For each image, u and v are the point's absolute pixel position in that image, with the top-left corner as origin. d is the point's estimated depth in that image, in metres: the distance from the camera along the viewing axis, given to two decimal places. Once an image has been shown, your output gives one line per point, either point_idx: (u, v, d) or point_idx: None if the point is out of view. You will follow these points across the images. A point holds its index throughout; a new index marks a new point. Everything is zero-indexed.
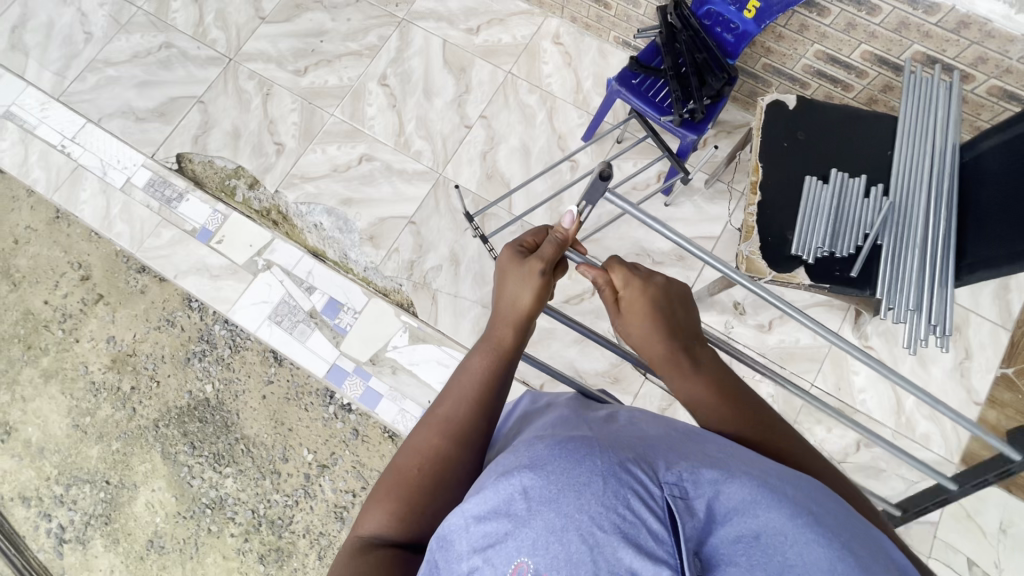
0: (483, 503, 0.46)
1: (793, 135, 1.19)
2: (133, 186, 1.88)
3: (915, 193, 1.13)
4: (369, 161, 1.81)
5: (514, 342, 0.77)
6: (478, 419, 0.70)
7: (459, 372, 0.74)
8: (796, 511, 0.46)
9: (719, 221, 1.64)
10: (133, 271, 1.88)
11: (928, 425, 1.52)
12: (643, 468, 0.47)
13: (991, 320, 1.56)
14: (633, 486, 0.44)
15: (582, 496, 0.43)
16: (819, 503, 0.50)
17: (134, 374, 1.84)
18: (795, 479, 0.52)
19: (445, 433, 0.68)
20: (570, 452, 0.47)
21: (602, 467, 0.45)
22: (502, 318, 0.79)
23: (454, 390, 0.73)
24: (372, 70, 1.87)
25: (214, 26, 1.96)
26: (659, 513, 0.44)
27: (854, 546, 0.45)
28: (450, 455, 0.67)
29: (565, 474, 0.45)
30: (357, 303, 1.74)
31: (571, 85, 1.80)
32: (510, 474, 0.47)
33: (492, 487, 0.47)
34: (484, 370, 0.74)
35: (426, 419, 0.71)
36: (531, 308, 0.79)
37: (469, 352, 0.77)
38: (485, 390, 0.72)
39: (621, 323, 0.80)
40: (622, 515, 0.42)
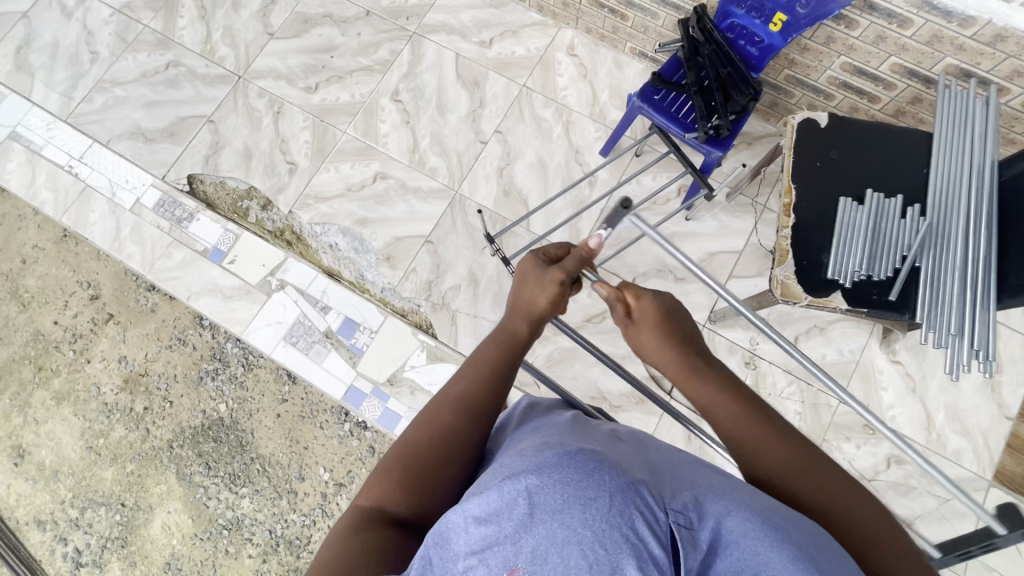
0: (486, 504, 0.47)
1: (826, 155, 1.16)
2: (143, 207, 1.86)
3: (953, 213, 1.10)
4: (383, 179, 1.78)
5: (526, 335, 0.79)
6: (486, 398, 0.71)
7: (471, 357, 0.77)
8: (800, 554, 0.45)
9: (742, 235, 1.61)
10: (144, 291, 1.86)
11: (959, 440, 1.49)
12: (651, 492, 0.47)
13: (1021, 332, 1.53)
14: (639, 508, 0.44)
15: (586, 510, 0.43)
16: (822, 546, 0.48)
17: (147, 395, 1.82)
18: (808, 526, 0.50)
19: (454, 410, 0.70)
20: (578, 464, 0.47)
21: (611, 485, 0.45)
22: (517, 311, 0.81)
23: (464, 372, 0.75)
24: (384, 85, 1.84)
25: (222, 43, 1.93)
26: (661, 540, 0.43)
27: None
28: (456, 431, 0.68)
29: (570, 485, 0.45)
30: (373, 322, 1.72)
31: (587, 98, 1.77)
32: (516, 478, 0.47)
33: (497, 489, 0.47)
34: (493, 357, 0.76)
35: (437, 396, 0.73)
36: (546, 311, 0.80)
37: (483, 340, 0.79)
38: (493, 373, 0.74)
39: (636, 337, 0.77)
40: (622, 533, 0.41)
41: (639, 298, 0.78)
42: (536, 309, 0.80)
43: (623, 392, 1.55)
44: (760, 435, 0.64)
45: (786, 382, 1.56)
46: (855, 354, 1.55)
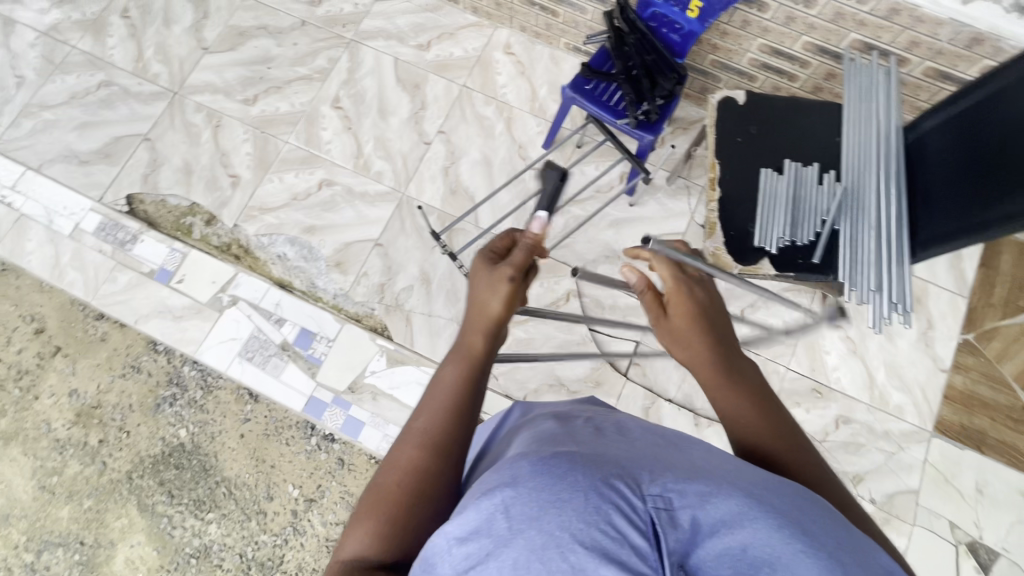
0: (465, 524, 0.44)
1: (746, 129, 1.22)
2: (83, 232, 1.80)
3: (865, 177, 1.16)
4: (329, 186, 1.78)
5: (487, 349, 0.75)
6: (454, 429, 0.66)
7: (433, 384, 0.71)
8: (785, 522, 0.43)
9: (684, 217, 1.66)
10: (93, 319, 1.79)
11: (901, 397, 1.57)
12: (627, 483, 0.45)
13: (948, 289, 1.62)
14: (615, 502, 0.43)
15: (563, 513, 0.41)
16: (811, 510, 0.47)
17: (101, 427, 1.75)
18: (795, 491, 0.49)
19: (423, 446, 0.64)
20: (553, 469, 0.45)
21: (584, 483, 0.44)
22: (471, 326, 0.76)
23: (429, 404, 0.68)
24: (324, 93, 1.84)
25: (155, 60, 1.90)
26: (642, 528, 0.42)
27: (840, 553, 0.43)
28: (429, 467, 0.62)
29: (546, 489, 0.43)
30: (330, 330, 1.70)
31: (527, 94, 1.80)
32: (491, 492, 0.45)
33: (473, 506, 0.45)
34: (459, 381, 0.70)
35: (402, 434, 0.67)
36: (502, 313, 0.77)
37: (441, 363, 0.73)
38: (463, 395, 0.69)
39: (665, 327, 0.76)
40: (602, 530, 0.40)
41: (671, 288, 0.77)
42: (490, 315, 0.77)
43: (581, 377, 1.58)
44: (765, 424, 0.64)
45: None
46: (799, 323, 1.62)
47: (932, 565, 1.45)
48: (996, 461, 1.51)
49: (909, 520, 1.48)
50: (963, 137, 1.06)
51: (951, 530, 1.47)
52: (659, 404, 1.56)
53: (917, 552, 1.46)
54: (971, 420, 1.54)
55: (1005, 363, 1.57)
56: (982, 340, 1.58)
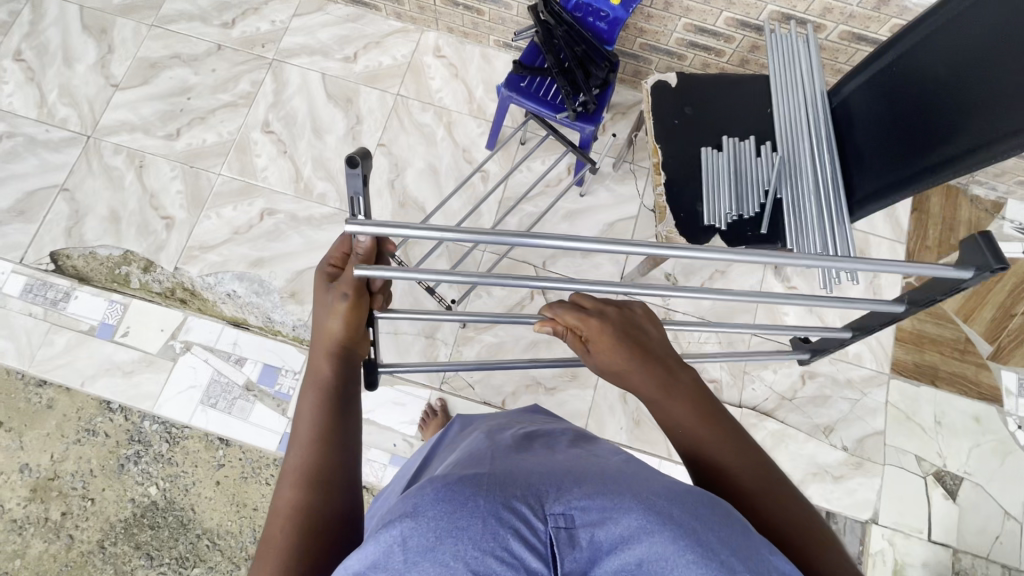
0: (364, 557, 0.43)
1: (682, 111, 1.25)
2: (7, 297, 1.67)
3: (799, 142, 1.19)
4: (271, 215, 1.70)
5: (344, 370, 0.70)
6: (330, 459, 0.64)
7: (295, 421, 0.67)
8: (681, 533, 0.43)
9: (633, 201, 1.68)
10: (32, 387, 1.66)
11: (858, 345, 1.64)
12: (530, 504, 0.46)
13: (887, 237, 1.71)
14: (514, 527, 0.43)
15: (458, 542, 0.41)
16: (709, 509, 0.48)
17: (62, 499, 1.62)
18: (696, 491, 0.49)
19: (301, 483, 0.62)
20: (455, 496, 0.45)
21: (483, 508, 0.44)
22: (317, 351, 0.71)
23: (299, 438, 0.65)
24: (252, 118, 1.76)
25: (61, 103, 1.77)
26: (540, 551, 0.43)
27: (733, 560, 0.43)
28: (312, 502, 0.61)
29: (444, 518, 0.43)
30: (294, 363, 1.64)
31: (464, 96, 1.78)
32: (391, 523, 0.44)
33: (373, 539, 0.44)
34: (321, 413, 0.67)
35: (280, 475, 0.64)
36: (347, 333, 0.69)
37: (298, 397, 0.69)
38: (331, 422, 0.66)
39: (596, 361, 0.70)
40: (496, 557, 0.41)
41: (584, 322, 0.69)
42: (332, 337, 0.69)
43: (556, 372, 1.58)
44: (708, 436, 0.65)
45: (702, 328, 1.64)
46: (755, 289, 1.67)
47: (905, 498, 1.53)
48: (949, 392, 1.61)
49: (880, 460, 1.56)
50: (884, 97, 1.10)
51: (919, 464, 1.56)
52: None
53: (892, 489, 1.54)
54: (922, 357, 1.63)
55: (946, 299, 1.67)
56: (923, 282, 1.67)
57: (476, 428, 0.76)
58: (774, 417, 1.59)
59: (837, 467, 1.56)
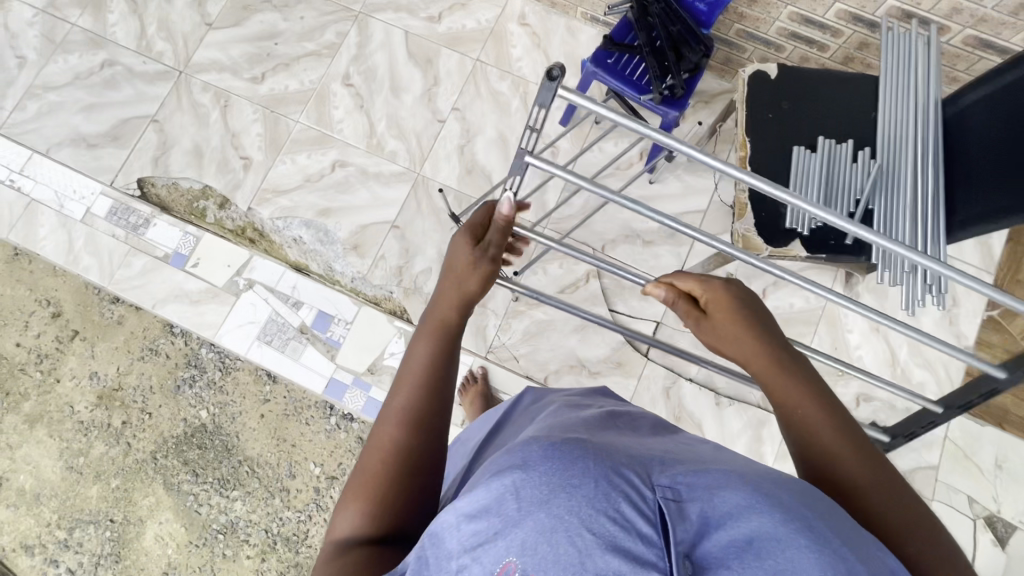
0: (475, 501, 0.46)
1: (778, 106, 1.19)
2: (94, 217, 1.78)
3: (902, 153, 1.12)
4: (342, 167, 1.74)
5: (458, 325, 0.74)
6: (432, 407, 0.67)
7: (405, 363, 0.71)
8: (790, 516, 0.43)
9: (705, 194, 1.63)
10: (108, 303, 1.78)
11: (923, 374, 1.56)
12: (636, 474, 0.47)
13: (974, 265, 1.60)
14: (625, 491, 0.44)
15: (572, 498, 0.43)
16: (815, 502, 0.47)
17: (124, 409, 1.75)
18: (803, 486, 0.49)
19: (403, 425, 0.66)
20: (566, 455, 0.47)
21: (595, 470, 0.45)
22: (441, 300, 0.74)
23: (403, 383, 0.69)
24: (334, 70, 1.79)
25: (157, 37, 1.84)
26: (650, 517, 0.43)
27: (846, 552, 0.42)
28: (411, 445, 0.65)
29: (557, 474, 0.45)
30: (348, 313, 1.70)
31: (543, 68, 1.75)
32: (501, 474, 0.47)
33: (484, 485, 0.47)
34: (430, 360, 0.70)
35: (382, 414, 0.68)
36: (474, 293, 0.74)
37: (412, 341, 0.73)
38: (437, 374, 0.69)
39: (709, 327, 0.70)
40: (610, 517, 0.41)
41: (707, 286, 0.70)
42: (462, 294, 0.74)
43: (601, 357, 1.57)
44: (834, 429, 0.60)
45: None
46: (820, 301, 1.60)
47: None
48: (1017, 437, 1.52)
49: (928, 495, 1.50)
50: (1006, 115, 1.01)
51: (970, 505, 1.49)
52: (679, 384, 1.56)
53: None
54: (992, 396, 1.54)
55: None
56: (1007, 317, 1.56)
57: (550, 402, 0.77)
58: None
59: None
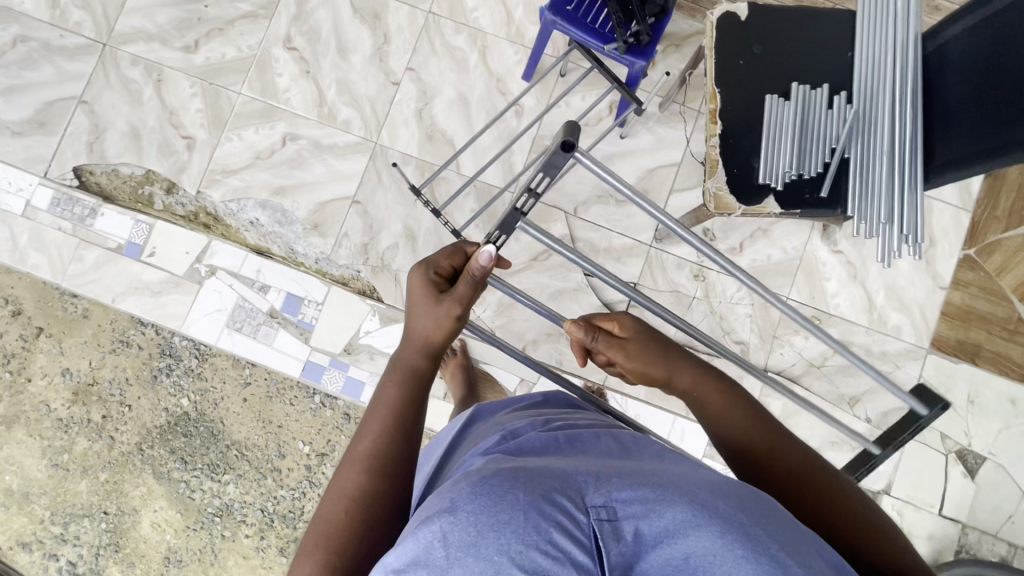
0: (403, 554, 0.44)
1: (749, 51, 1.11)
2: (36, 210, 1.67)
3: (879, 97, 1.06)
4: (294, 141, 1.63)
5: (427, 372, 0.78)
6: (397, 452, 0.70)
7: (374, 406, 0.74)
8: (727, 527, 0.46)
9: (678, 147, 1.56)
10: (68, 297, 1.70)
11: (899, 317, 1.56)
12: (569, 498, 0.47)
13: (952, 204, 1.57)
14: (556, 519, 0.44)
15: (501, 536, 0.42)
16: (752, 506, 0.50)
17: (101, 404, 1.70)
18: (734, 487, 0.52)
19: (367, 471, 0.68)
20: (492, 489, 0.46)
21: (523, 501, 0.44)
22: (412, 347, 0.79)
23: (368, 426, 0.72)
24: (273, 32, 1.64)
25: (73, 6, 1.67)
26: (585, 544, 0.44)
27: (782, 555, 0.46)
28: (373, 492, 0.67)
29: (484, 512, 0.44)
30: (317, 294, 1.63)
31: (501, 17, 1.62)
32: (428, 519, 0.45)
33: (410, 535, 0.46)
34: (398, 402, 0.74)
35: (346, 458, 0.70)
36: (444, 343, 0.78)
37: (382, 384, 0.77)
38: (401, 415, 0.73)
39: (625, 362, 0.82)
40: (542, 551, 0.42)
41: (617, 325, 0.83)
42: (434, 343, 0.78)
43: None
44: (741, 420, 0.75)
45: (736, 289, 1.57)
46: (798, 251, 1.57)
47: (922, 472, 1.52)
48: (989, 372, 1.54)
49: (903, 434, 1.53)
50: (992, 47, 0.94)
51: (943, 441, 1.53)
52: None
53: (910, 463, 1.52)
54: (967, 334, 1.55)
55: (1005, 275, 1.55)
56: (983, 255, 1.55)
57: (502, 420, 0.80)
58: (799, 384, 1.55)
59: (857, 438, 1.53)
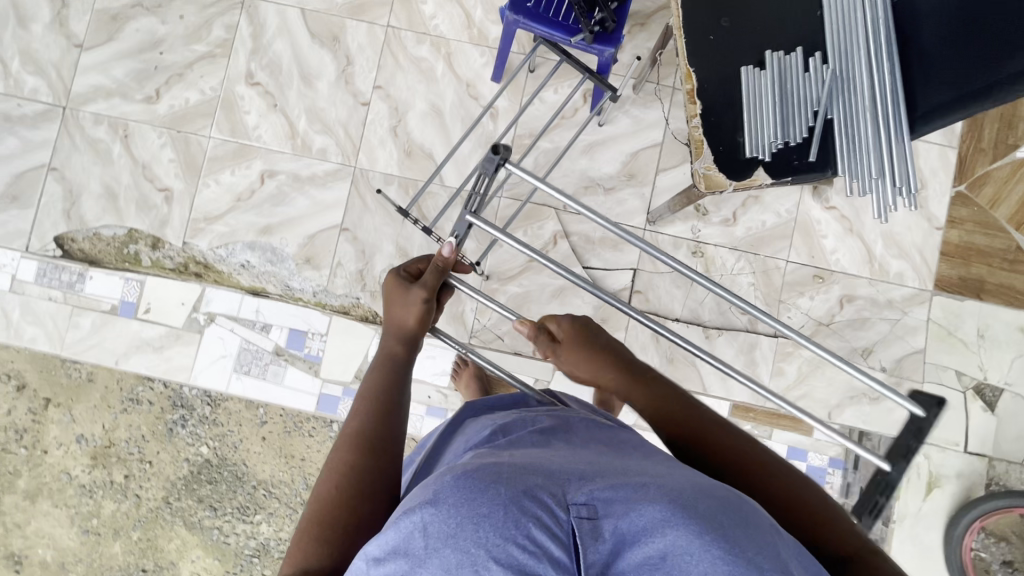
0: (385, 544, 0.48)
1: (718, 25, 1.11)
2: (23, 283, 1.64)
3: (854, 52, 1.04)
4: (272, 177, 1.61)
5: (404, 354, 0.87)
6: (379, 433, 0.76)
7: (359, 390, 0.82)
8: (704, 528, 0.47)
9: (658, 127, 1.55)
10: (70, 363, 1.67)
11: (899, 263, 1.56)
12: (551, 495, 0.49)
13: (937, 143, 1.56)
14: (535, 515, 0.46)
15: (480, 529, 0.45)
16: (731, 508, 0.51)
17: (122, 464, 1.69)
18: (717, 491, 0.53)
19: (351, 446, 0.74)
20: (473, 484, 0.49)
21: (503, 497, 0.47)
22: (389, 335, 0.89)
23: (355, 408, 0.79)
24: (234, 70, 1.61)
25: (25, 71, 1.63)
26: (563, 540, 0.46)
27: (759, 559, 0.47)
28: (357, 467, 0.72)
29: (465, 506, 0.47)
30: (320, 326, 1.62)
31: (461, 20, 1.59)
32: (412, 510, 0.49)
33: (394, 526, 0.49)
34: (379, 385, 0.82)
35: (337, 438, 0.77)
36: (416, 325, 0.88)
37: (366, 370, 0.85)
38: (382, 396, 0.80)
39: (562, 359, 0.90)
40: (519, 544, 0.44)
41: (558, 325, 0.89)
42: (408, 327, 0.88)
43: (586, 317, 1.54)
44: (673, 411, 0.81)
45: (735, 260, 1.56)
46: (792, 213, 1.57)
47: (942, 413, 1.53)
48: (995, 304, 1.55)
49: (919, 378, 1.54)
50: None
51: (959, 378, 1.54)
52: (667, 326, 1.55)
53: None
54: (968, 270, 1.56)
55: (999, 207, 1.55)
56: (974, 189, 1.55)
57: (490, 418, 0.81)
58: (811, 345, 1.55)
59: (875, 389, 1.54)
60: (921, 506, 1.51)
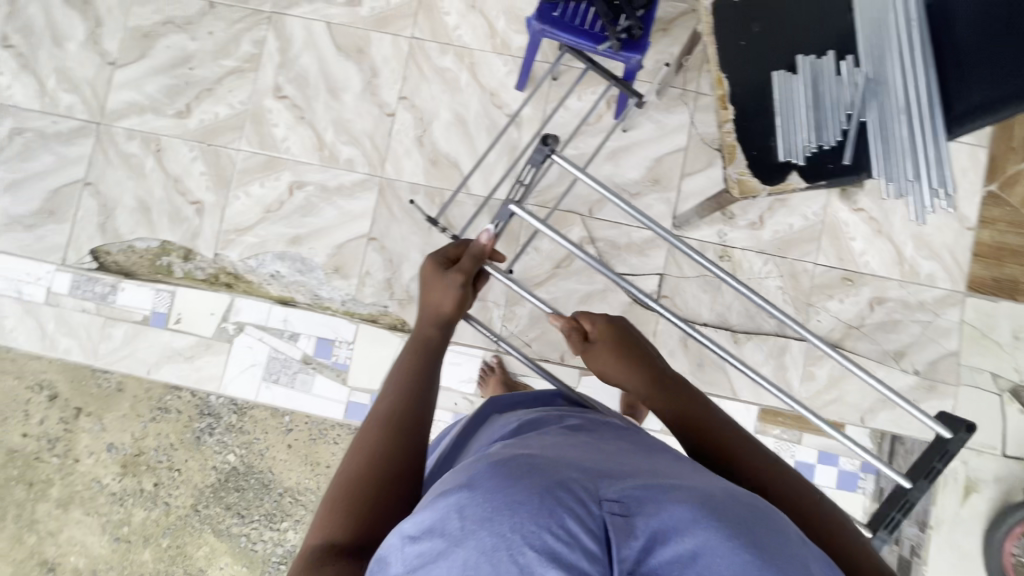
0: (420, 523, 0.48)
1: (748, 29, 1.13)
2: (58, 296, 1.68)
3: (887, 54, 1.04)
4: (300, 188, 1.63)
5: (436, 341, 0.87)
6: (410, 419, 0.76)
7: (390, 374, 0.82)
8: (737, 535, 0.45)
9: (683, 131, 1.55)
10: (101, 372, 1.70)
11: (930, 264, 1.55)
12: (584, 491, 0.48)
13: (967, 142, 1.55)
14: (570, 506, 0.45)
15: (515, 514, 0.45)
16: (763, 519, 0.50)
17: (151, 472, 1.71)
18: (748, 502, 0.52)
19: (381, 431, 0.74)
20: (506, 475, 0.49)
21: (537, 487, 0.47)
22: (423, 320, 0.89)
23: (385, 392, 0.79)
24: (262, 84, 1.64)
25: (61, 89, 1.67)
26: (595, 532, 0.44)
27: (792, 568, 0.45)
28: (386, 451, 0.72)
29: (500, 493, 0.47)
30: (347, 334, 1.63)
31: (484, 30, 1.61)
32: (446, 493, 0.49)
33: (429, 508, 0.49)
34: (412, 370, 0.82)
35: (365, 420, 0.77)
36: (452, 312, 0.88)
37: (398, 353, 0.85)
38: (414, 380, 0.81)
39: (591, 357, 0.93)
40: (553, 532, 0.43)
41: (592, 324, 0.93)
42: (443, 314, 0.88)
43: None
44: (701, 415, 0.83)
45: (762, 263, 1.56)
46: (819, 216, 1.56)
47: (978, 416, 1.51)
48: None
49: (953, 381, 1.52)
50: None
51: (994, 381, 1.51)
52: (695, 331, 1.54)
53: (965, 409, 1.51)
54: (1002, 271, 1.53)
55: None
56: (1005, 188, 1.53)
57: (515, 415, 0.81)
58: (842, 348, 1.54)
59: (908, 392, 1.52)
60: (958, 511, 1.48)
